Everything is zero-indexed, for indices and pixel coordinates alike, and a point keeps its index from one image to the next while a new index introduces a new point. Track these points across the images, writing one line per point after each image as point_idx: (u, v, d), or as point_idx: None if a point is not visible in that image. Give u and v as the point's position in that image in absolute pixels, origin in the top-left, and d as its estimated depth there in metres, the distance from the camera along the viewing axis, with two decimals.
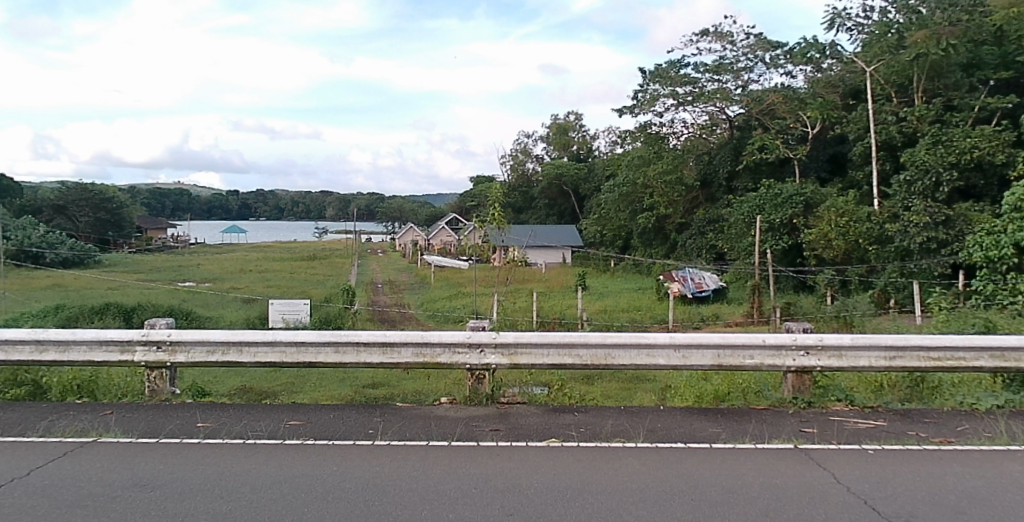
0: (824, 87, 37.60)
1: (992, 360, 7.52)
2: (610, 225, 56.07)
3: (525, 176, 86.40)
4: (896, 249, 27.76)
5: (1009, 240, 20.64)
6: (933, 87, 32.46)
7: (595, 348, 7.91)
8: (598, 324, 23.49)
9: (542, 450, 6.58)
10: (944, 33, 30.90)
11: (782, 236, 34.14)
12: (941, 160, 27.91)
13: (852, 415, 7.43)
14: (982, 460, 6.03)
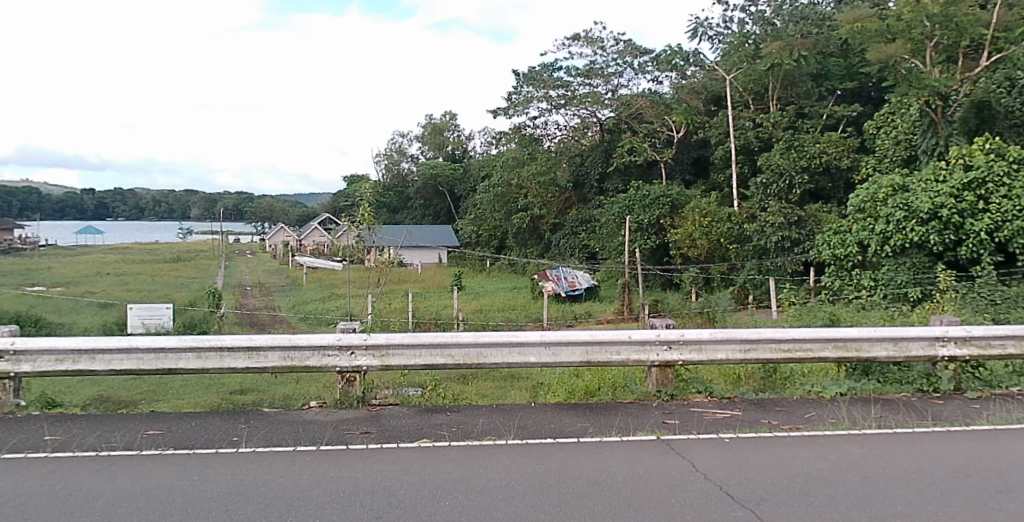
0: (687, 93, 39.78)
1: (836, 351, 7.79)
2: (485, 226, 56.11)
3: (400, 176, 85.04)
4: (754, 248, 29.74)
5: (854, 239, 22.65)
6: (787, 95, 35.58)
7: (467, 347, 7.64)
8: (474, 324, 23.20)
9: (414, 452, 6.19)
10: (795, 45, 33.38)
11: (650, 236, 35.46)
12: (794, 164, 30.39)
13: (710, 406, 7.59)
14: (826, 443, 6.27)
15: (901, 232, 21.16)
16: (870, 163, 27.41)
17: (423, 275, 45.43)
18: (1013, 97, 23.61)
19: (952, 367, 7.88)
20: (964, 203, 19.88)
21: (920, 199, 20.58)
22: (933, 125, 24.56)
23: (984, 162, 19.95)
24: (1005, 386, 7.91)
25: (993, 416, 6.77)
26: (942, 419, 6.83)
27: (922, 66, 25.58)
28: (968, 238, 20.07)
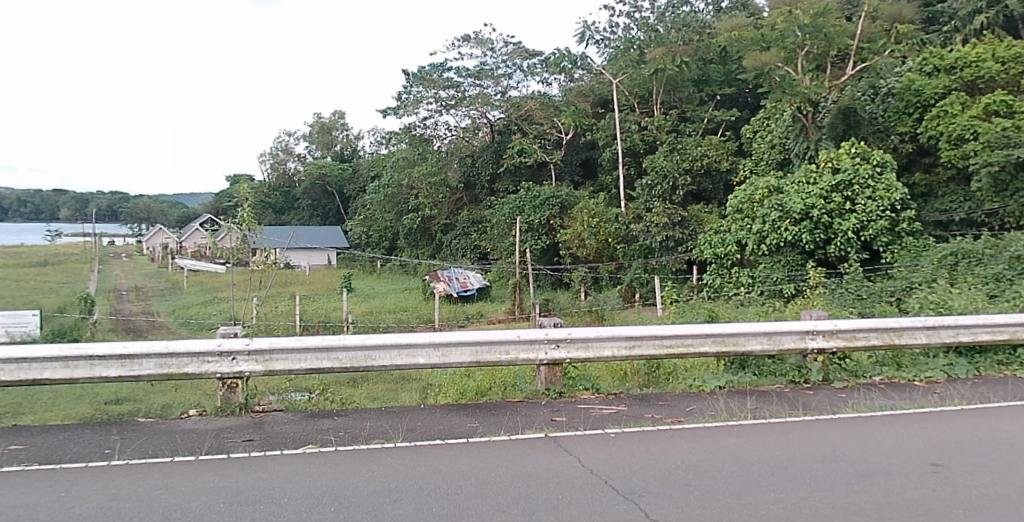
0: (575, 96, 40.72)
1: (715, 345, 7.98)
2: (376, 226, 54.84)
3: (287, 176, 81.74)
4: (640, 247, 30.62)
5: (733, 239, 23.89)
6: (670, 99, 36.73)
7: (354, 351, 7.28)
8: (365, 326, 22.43)
9: (299, 459, 5.75)
10: (677, 51, 34.89)
11: (540, 236, 35.99)
12: (677, 167, 31.69)
13: (597, 402, 7.58)
14: (706, 435, 6.19)
15: (775, 232, 22.43)
16: (749, 165, 28.89)
17: (311, 277, 43.78)
18: (877, 104, 26.82)
19: (821, 359, 8.28)
20: (832, 204, 21.48)
21: (793, 200, 22.03)
22: (804, 131, 26.12)
23: (851, 166, 21.65)
24: (871, 375, 8.33)
25: (857, 404, 7.02)
26: (813, 408, 7.05)
27: (794, 74, 26.91)
28: (836, 237, 21.61)
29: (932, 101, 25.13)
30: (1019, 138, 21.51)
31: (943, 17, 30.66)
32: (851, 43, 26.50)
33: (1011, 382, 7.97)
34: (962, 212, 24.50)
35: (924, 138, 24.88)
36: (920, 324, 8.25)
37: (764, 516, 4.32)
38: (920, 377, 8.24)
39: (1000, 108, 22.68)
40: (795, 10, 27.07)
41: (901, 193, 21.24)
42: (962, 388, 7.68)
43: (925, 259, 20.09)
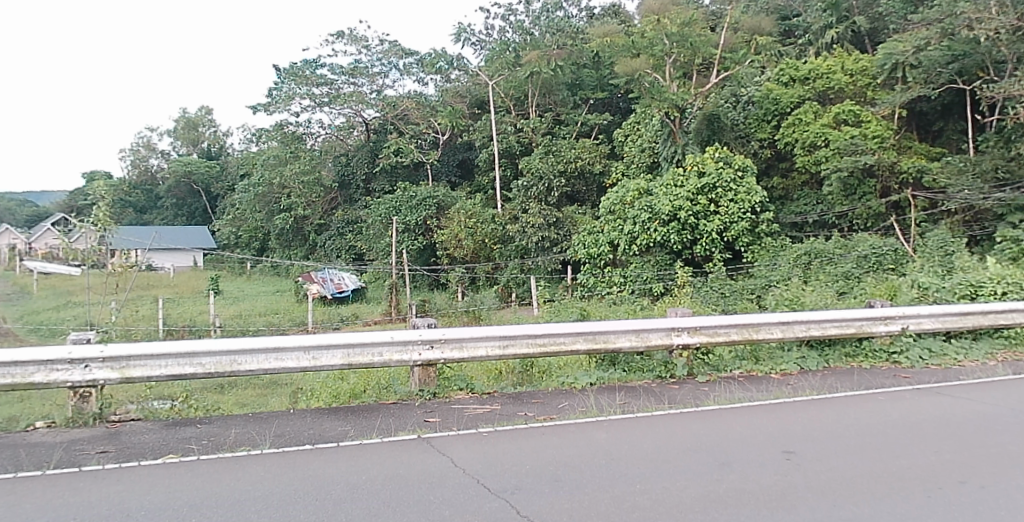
0: (452, 97, 40.83)
1: (586, 343, 7.90)
2: (245, 226, 51.90)
3: (149, 173, 75.71)
4: (516, 248, 31.17)
5: (606, 239, 24.64)
6: (545, 102, 37.62)
7: (219, 355, 6.68)
8: (233, 329, 21.08)
9: (158, 469, 4.97)
10: (552, 55, 35.53)
11: (416, 237, 35.45)
12: (552, 169, 32.14)
13: (470, 402, 7.23)
14: (572, 431, 5.31)
15: (646, 233, 23.28)
16: (621, 167, 29.95)
17: (174, 279, 40.86)
18: (737, 113, 27.94)
19: (686, 354, 8.28)
20: (698, 206, 22.70)
21: (663, 202, 23.01)
22: (673, 135, 27.25)
23: (715, 170, 23.01)
24: (732, 368, 8.49)
25: (719, 396, 6.82)
26: (678, 401, 6.74)
27: (662, 79, 28.13)
28: (702, 237, 22.82)
29: (789, 109, 27.43)
30: (865, 146, 23.97)
31: (798, 31, 32.46)
32: (715, 52, 28.01)
33: (856, 372, 8.28)
34: (815, 214, 26.21)
35: (781, 144, 26.95)
36: (777, 321, 8.46)
37: (629, 508, 3.62)
38: (776, 370, 8.48)
39: (848, 117, 25.16)
40: (663, 19, 27.98)
41: (759, 196, 23.05)
42: (813, 378, 7.94)
43: (782, 258, 21.93)
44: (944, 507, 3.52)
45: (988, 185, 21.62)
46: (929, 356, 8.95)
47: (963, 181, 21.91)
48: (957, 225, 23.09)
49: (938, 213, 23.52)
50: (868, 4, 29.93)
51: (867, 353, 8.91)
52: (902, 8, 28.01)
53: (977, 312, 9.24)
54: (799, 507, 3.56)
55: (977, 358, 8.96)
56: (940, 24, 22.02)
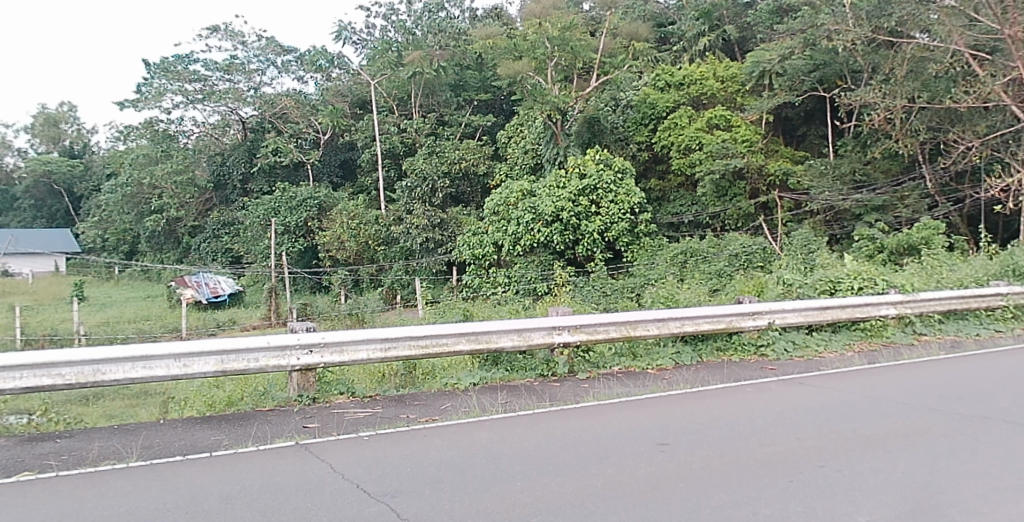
0: (332, 96, 37.59)
1: (469, 343, 6.62)
2: (110, 229, 46.78)
3: (5, 171, 69.48)
4: (401, 249, 29.21)
5: (490, 240, 24.51)
6: (428, 103, 35.60)
7: (81, 365, 5.30)
8: (97, 338, 19.51)
9: (9, 489, 4.13)
10: (434, 55, 33.52)
11: (297, 239, 33.04)
12: (436, 169, 29.88)
13: (353, 406, 5.89)
14: (457, 432, 4.73)
15: (529, 233, 23.30)
16: (503, 168, 28.61)
17: (34, 285, 37.59)
18: (616, 115, 27.22)
19: (567, 352, 7.12)
20: (579, 207, 23.08)
21: (545, 203, 23.10)
22: (554, 137, 26.15)
23: (595, 172, 23.45)
24: (611, 366, 7.31)
25: (599, 392, 5.88)
26: (560, 399, 5.68)
27: (544, 83, 27.06)
28: (584, 238, 23.15)
29: (666, 113, 26.95)
30: (735, 149, 23.97)
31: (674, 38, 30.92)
32: (594, 57, 27.05)
33: (731, 366, 7.36)
34: (690, 215, 26.06)
35: (658, 147, 26.41)
36: (653, 317, 7.41)
37: (510, 507, 3.56)
38: (653, 366, 7.40)
39: (720, 122, 25.25)
40: (544, 23, 26.83)
41: (638, 198, 23.59)
42: (688, 373, 6.99)
43: (659, 258, 22.62)
44: (807, 491, 3.70)
45: (847, 187, 23.01)
46: (794, 349, 8.05)
47: (825, 184, 23.00)
48: (820, 224, 24.01)
49: (802, 213, 24.50)
50: (738, 14, 29.52)
51: (737, 347, 7.90)
52: (768, 20, 27.23)
53: (836, 304, 8.38)
54: (675, 500, 3.63)
55: (836, 350, 8.08)
56: (803, 34, 22.73)
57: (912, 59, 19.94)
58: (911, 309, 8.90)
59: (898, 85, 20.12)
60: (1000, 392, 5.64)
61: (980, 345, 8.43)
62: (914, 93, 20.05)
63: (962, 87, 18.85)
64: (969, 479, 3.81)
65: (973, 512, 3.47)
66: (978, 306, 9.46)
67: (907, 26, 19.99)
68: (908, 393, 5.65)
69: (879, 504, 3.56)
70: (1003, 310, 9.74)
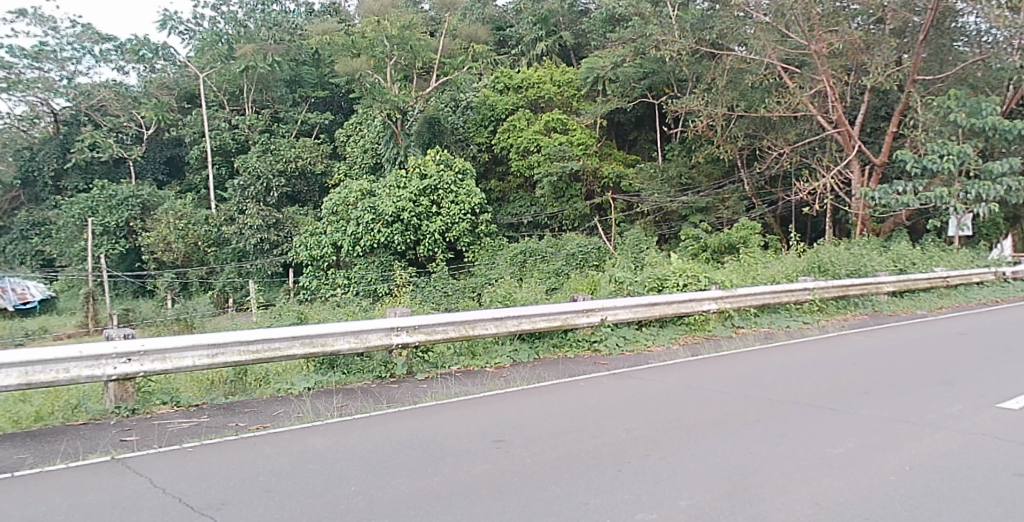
0: (158, 89, 32.08)
1: (302, 347, 6.33)
2: None
3: None
4: (233, 250, 26.48)
5: (329, 240, 21.64)
6: (262, 98, 31.62)
7: None
8: None
9: None
10: (269, 48, 30.04)
11: (118, 241, 28.64)
12: (270, 167, 27.15)
13: (176, 416, 5.55)
14: (289, 437, 4.61)
15: (369, 233, 21.01)
16: (343, 167, 25.84)
17: None
18: (457, 116, 26.13)
19: (406, 352, 6.91)
20: (420, 207, 21.56)
21: (385, 203, 21.17)
22: (395, 137, 24.38)
23: (436, 172, 22.11)
24: (450, 365, 7.15)
25: (437, 392, 5.86)
26: (397, 400, 5.60)
27: (384, 82, 25.34)
28: (425, 237, 21.58)
29: (505, 117, 26.05)
30: (572, 152, 24.41)
31: (512, 41, 31.23)
32: (434, 57, 26.10)
33: (565, 362, 7.47)
34: (529, 215, 25.55)
35: (497, 148, 25.69)
36: (492, 316, 7.38)
37: (343, 511, 3.48)
38: (491, 364, 7.32)
39: (556, 125, 25.26)
40: (383, 21, 25.43)
41: (478, 198, 22.60)
42: (525, 369, 7.09)
43: (500, 257, 21.94)
44: (634, 479, 3.86)
45: (674, 189, 24.10)
46: (625, 343, 8.28)
47: (654, 186, 24.16)
48: (650, 224, 24.88)
49: (634, 214, 25.17)
50: (573, 20, 29.45)
51: (572, 343, 8.02)
52: (602, 27, 27.67)
53: (664, 301, 8.73)
54: (508, 494, 3.67)
55: (663, 342, 8.45)
56: (633, 43, 23.15)
57: (730, 70, 19.95)
58: (731, 304, 9.40)
59: (719, 94, 20.31)
60: (805, 378, 6.18)
61: (790, 335, 9.10)
62: (734, 101, 20.43)
63: (774, 98, 19.63)
64: (777, 458, 4.14)
65: (780, 490, 3.75)
66: (789, 300, 10.15)
67: (726, 39, 20.16)
68: (727, 382, 6.08)
69: (698, 487, 3.78)
70: (810, 303, 10.51)
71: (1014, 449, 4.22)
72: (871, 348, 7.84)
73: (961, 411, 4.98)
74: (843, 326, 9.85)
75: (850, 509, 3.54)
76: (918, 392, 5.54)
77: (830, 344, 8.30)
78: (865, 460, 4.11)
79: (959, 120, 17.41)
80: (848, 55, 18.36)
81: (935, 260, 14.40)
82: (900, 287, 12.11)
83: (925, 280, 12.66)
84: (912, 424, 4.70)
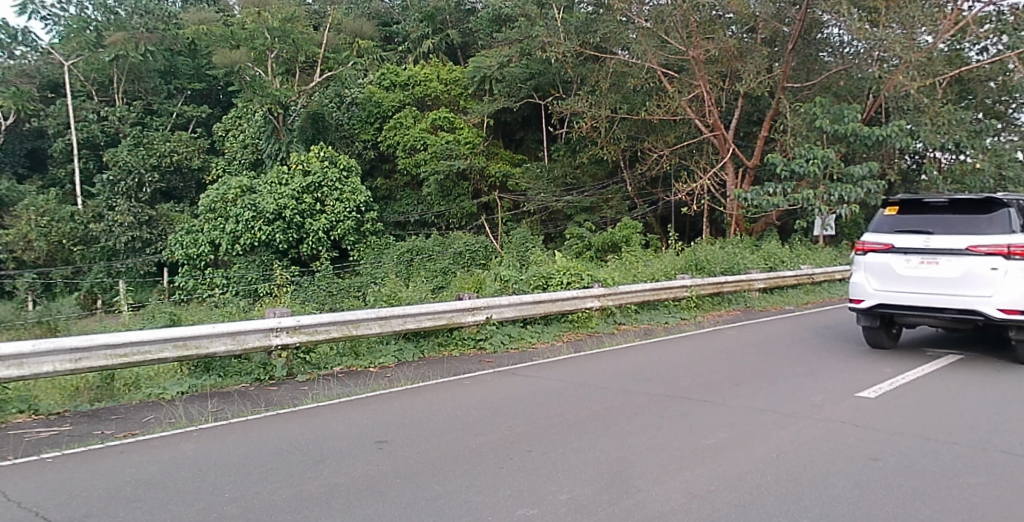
0: (14, 76, 28.70)
1: (175, 351, 5.83)
2: None
3: None
4: (101, 249, 24.87)
5: (205, 239, 20.62)
6: (133, 89, 28.66)
7: None
8: None
9: None
10: (141, 37, 27.66)
11: None
12: (142, 161, 25.46)
13: (36, 425, 5.01)
14: (160, 445, 4.43)
15: (249, 232, 20.03)
16: (219, 164, 24.47)
17: None
18: (343, 113, 25.57)
19: (286, 354, 6.58)
20: (303, 205, 20.42)
21: (266, 200, 20.02)
22: (276, 132, 23.86)
23: (320, 168, 21.07)
24: (332, 367, 6.88)
25: (318, 394, 5.74)
26: (276, 403, 5.49)
27: (265, 75, 24.19)
28: (308, 236, 20.53)
29: (391, 113, 25.69)
30: (459, 150, 24.15)
31: (398, 37, 30.67)
32: (318, 51, 25.11)
33: (452, 361, 7.36)
34: (416, 214, 25.29)
35: (384, 146, 25.13)
36: (375, 314, 7.15)
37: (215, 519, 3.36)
38: (375, 364, 7.11)
39: (443, 123, 24.85)
40: (264, 12, 24.51)
41: (365, 196, 21.74)
42: (410, 369, 6.97)
43: (387, 256, 21.33)
44: (519, 474, 3.93)
45: (559, 189, 24.74)
46: (511, 341, 8.28)
47: (540, 186, 24.65)
48: (536, 223, 25.53)
49: (520, 213, 25.78)
50: (460, 19, 29.13)
51: (457, 342, 7.94)
52: (488, 26, 27.36)
53: (547, 299, 8.81)
54: (391, 496, 3.64)
55: (548, 340, 8.55)
56: (519, 44, 23.28)
57: (614, 73, 20.42)
58: (612, 301, 9.69)
59: (603, 96, 20.74)
60: (682, 372, 6.46)
61: (667, 331, 9.42)
62: (616, 105, 20.84)
63: (655, 101, 19.93)
64: (654, 449, 4.32)
65: (656, 480, 3.89)
66: (668, 297, 10.58)
67: (609, 43, 19.96)
68: (608, 378, 6.27)
69: (578, 481, 3.87)
70: (688, 299, 10.95)
71: (868, 436, 4.57)
72: (745, 343, 8.24)
73: (822, 402, 5.34)
74: (718, 321, 10.35)
75: (719, 496, 3.72)
76: (785, 385, 5.90)
77: (706, 338, 8.70)
78: (735, 449, 4.33)
79: (824, 126, 17.89)
80: (723, 61, 18.92)
81: (801, 259, 15.15)
82: (771, 284, 12.73)
83: (792, 278, 13.35)
84: (779, 414, 4.99)
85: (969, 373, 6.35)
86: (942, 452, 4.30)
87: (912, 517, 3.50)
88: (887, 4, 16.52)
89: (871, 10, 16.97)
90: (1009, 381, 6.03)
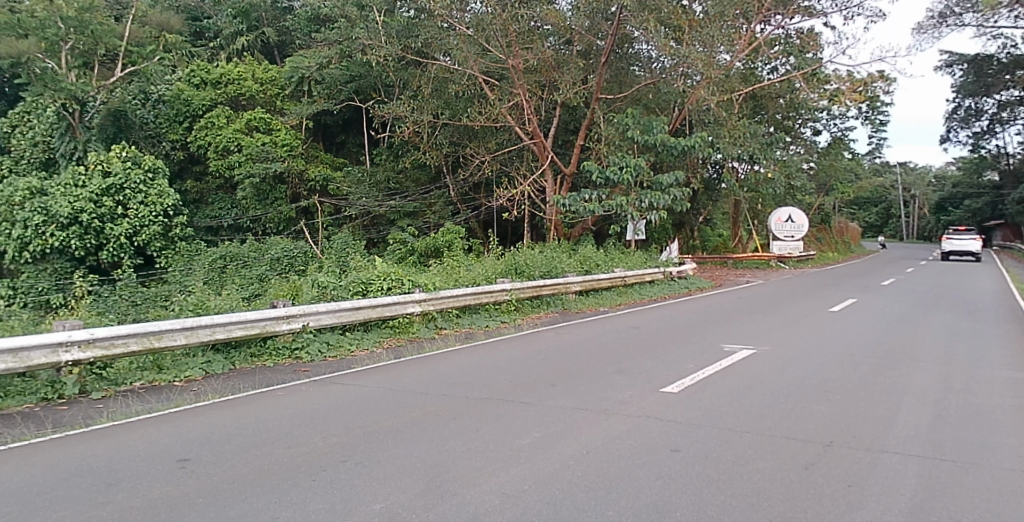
0: None
1: None
2: None
3: None
4: None
5: None
6: None
7: None
8: None
9: None
10: None
11: None
12: None
13: None
14: None
15: (40, 237, 18.06)
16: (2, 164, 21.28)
17: None
18: (147, 109, 24.26)
19: (78, 370, 6.14)
20: (103, 208, 18.82)
21: (59, 203, 18.11)
22: (70, 130, 21.53)
23: (121, 169, 19.43)
24: (132, 382, 6.55)
25: (113, 412, 5.43)
26: (65, 424, 5.13)
27: (58, 68, 21.54)
28: (108, 242, 19.00)
29: (200, 113, 24.44)
30: (276, 154, 23.29)
31: (209, 33, 29.17)
32: (120, 44, 22.68)
33: (262, 372, 7.23)
34: (229, 218, 24.52)
35: (193, 147, 23.77)
36: (181, 325, 6.83)
37: None
38: (180, 378, 6.82)
39: (259, 125, 23.89)
40: None
41: (173, 199, 20.38)
42: (217, 382, 6.72)
43: (197, 263, 20.48)
44: (335, 484, 3.93)
45: (381, 194, 24.51)
46: (328, 349, 8.20)
47: (361, 190, 24.31)
48: (358, 228, 25.11)
49: (342, 218, 25.26)
50: (276, 17, 28.59)
51: (271, 352, 7.74)
52: (306, 27, 26.92)
53: (368, 305, 8.82)
54: (194, 516, 3.52)
55: (369, 346, 8.56)
56: (340, 45, 23.08)
57: (435, 78, 20.49)
58: (434, 306, 9.84)
59: (425, 102, 20.68)
60: (499, 375, 6.66)
61: (487, 334, 9.71)
62: (438, 110, 20.83)
63: (477, 108, 20.00)
64: (470, 452, 4.44)
65: (472, 484, 3.99)
66: (489, 300, 10.87)
67: (431, 49, 20.19)
68: (418, 384, 6.36)
69: (392, 488, 3.89)
70: (508, 302, 11.34)
71: (670, 429, 4.93)
72: (560, 343, 8.65)
73: (628, 398, 5.68)
74: (536, 323, 10.79)
75: (533, 494, 3.87)
76: (593, 383, 6.23)
77: (521, 340, 9.07)
78: (547, 448, 4.53)
79: (635, 136, 18.80)
80: (542, 72, 19.34)
81: (615, 261, 15.95)
82: (586, 286, 13.45)
83: (606, 280, 14.16)
84: (589, 412, 5.27)
85: (759, 366, 6.99)
86: (732, 441, 4.70)
87: (706, 502, 3.81)
88: (689, 24, 17.64)
89: (676, 29, 17.85)
90: (794, 372, 6.69)
